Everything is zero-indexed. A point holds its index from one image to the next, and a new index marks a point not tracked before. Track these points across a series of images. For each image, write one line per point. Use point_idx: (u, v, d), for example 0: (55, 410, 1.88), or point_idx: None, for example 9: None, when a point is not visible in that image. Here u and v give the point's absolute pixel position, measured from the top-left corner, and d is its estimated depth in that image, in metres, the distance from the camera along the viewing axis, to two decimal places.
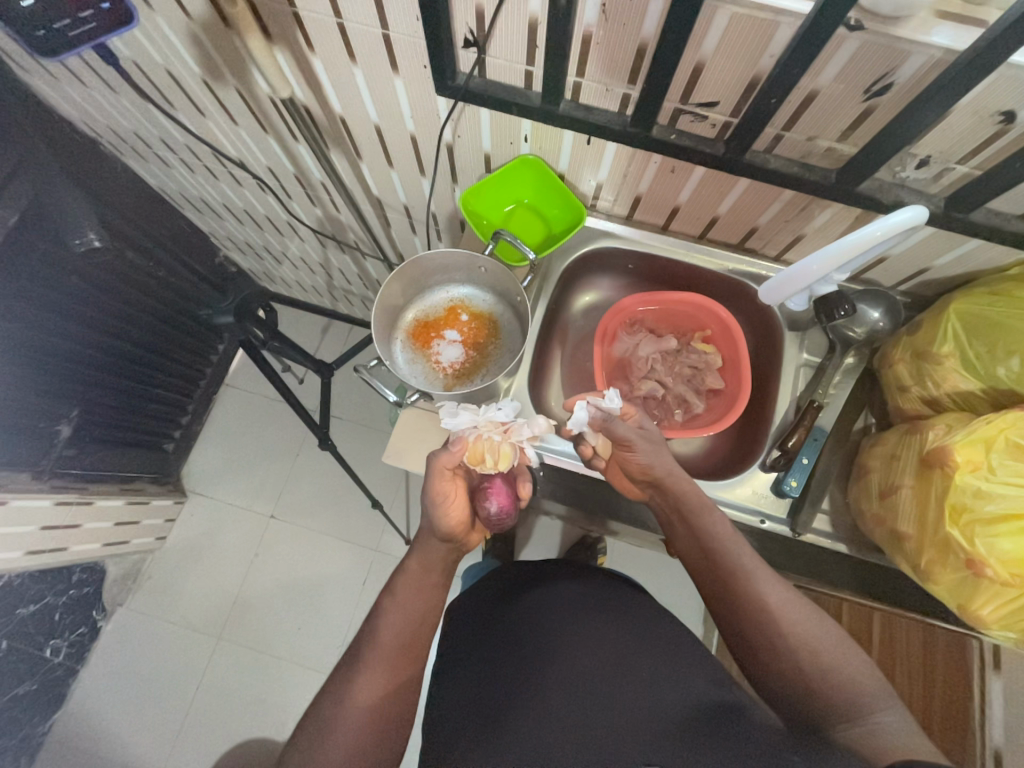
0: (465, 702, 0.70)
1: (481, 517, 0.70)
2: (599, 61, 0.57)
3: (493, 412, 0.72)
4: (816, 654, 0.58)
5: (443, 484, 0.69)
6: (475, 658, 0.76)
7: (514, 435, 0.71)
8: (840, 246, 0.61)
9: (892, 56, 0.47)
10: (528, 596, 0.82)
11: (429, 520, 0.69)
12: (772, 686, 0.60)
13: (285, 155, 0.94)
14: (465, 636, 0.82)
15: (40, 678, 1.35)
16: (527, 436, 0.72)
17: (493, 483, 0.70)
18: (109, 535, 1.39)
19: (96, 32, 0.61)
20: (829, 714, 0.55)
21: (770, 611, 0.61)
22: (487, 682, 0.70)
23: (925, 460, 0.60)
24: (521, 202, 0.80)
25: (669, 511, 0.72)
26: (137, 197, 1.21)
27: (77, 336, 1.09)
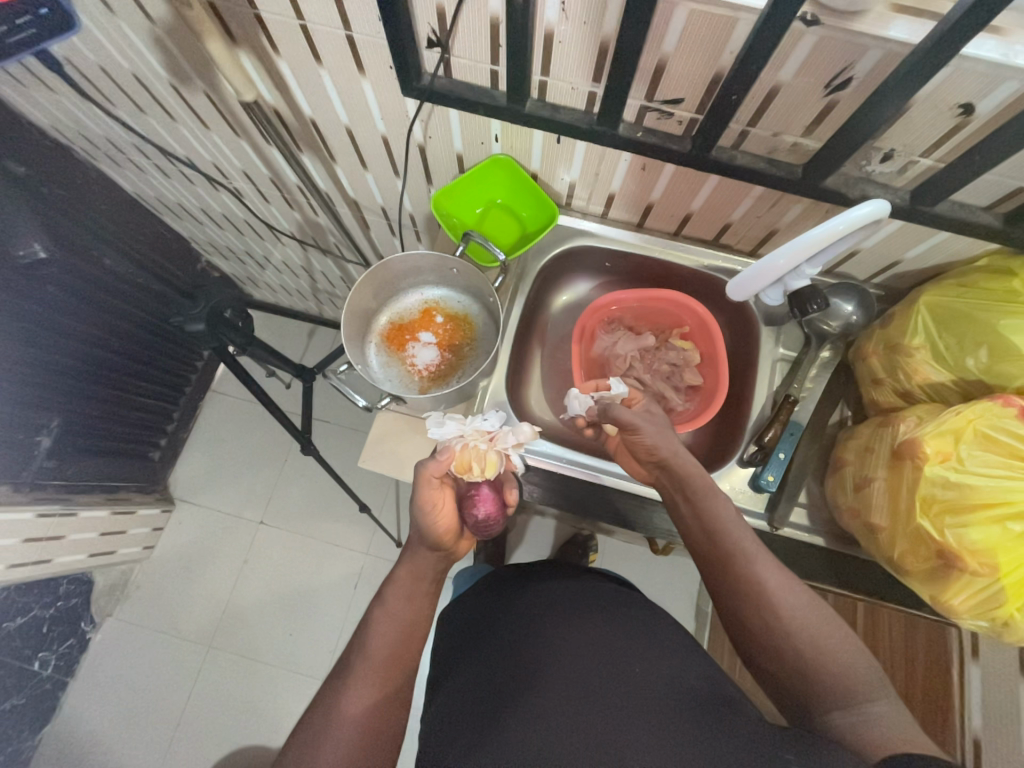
0: (461, 705, 0.69)
1: (469, 524, 0.70)
2: (562, 60, 0.56)
3: (478, 421, 0.72)
4: (814, 639, 0.56)
5: (433, 488, 0.69)
6: (473, 663, 0.75)
7: (500, 443, 0.70)
8: (808, 238, 0.60)
9: (850, 50, 0.47)
10: (526, 601, 0.82)
11: (417, 526, 0.67)
12: (765, 670, 0.59)
13: (258, 159, 0.93)
14: (464, 643, 0.81)
15: (28, 692, 1.34)
16: (512, 444, 0.71)
17: (480, 491, 0.70)
18: (94, 546, 1.37)
19: (34, 40, 0.52)
20: (824, 698, 0.54)
21: (767, 594, 0.59)
22: (483, 684, 0.70)
23: (897, 453, 0.60)
24: (494, 202, 0.80)
25: (671, 490, 0.68)
26: (113, 204, 1.19)
27: (53, 346, 1.08)
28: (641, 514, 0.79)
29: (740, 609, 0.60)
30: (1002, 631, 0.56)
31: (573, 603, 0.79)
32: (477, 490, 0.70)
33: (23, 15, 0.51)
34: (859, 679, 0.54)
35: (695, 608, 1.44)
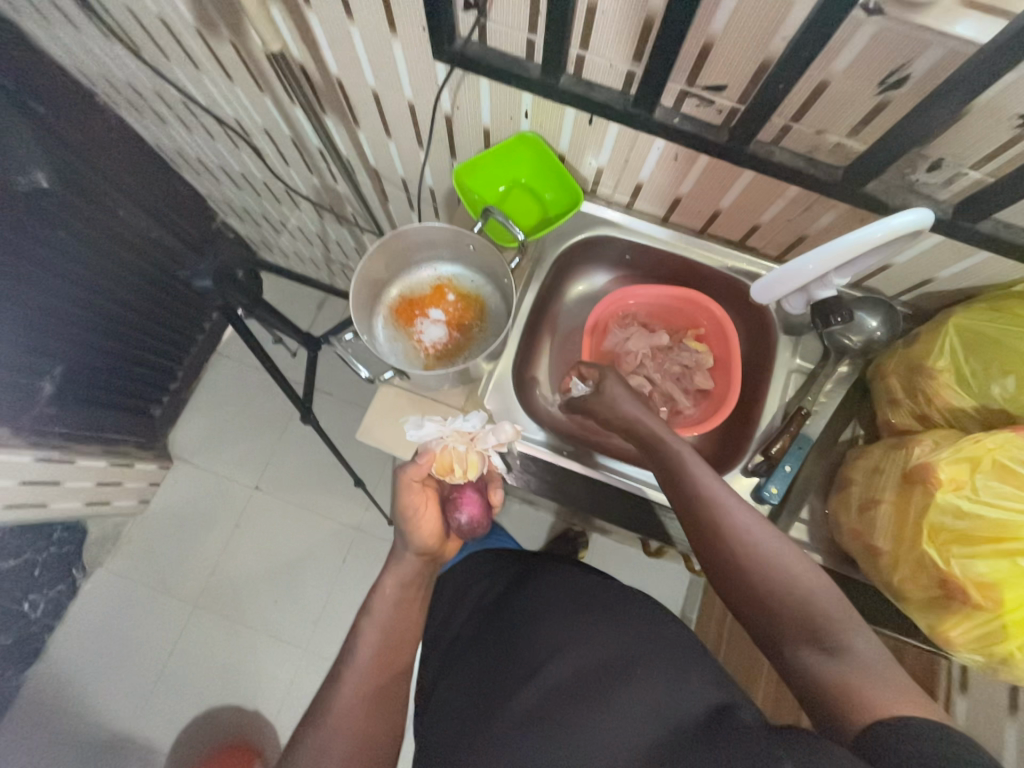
0: (462, 701, 0.70)
1: (453, 526, 0.73)
2: (602, 33, 0.54)
3: (459, 422, 0.75)
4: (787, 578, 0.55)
5: (413, 499, 0.71)
6: (472, 657, 0.75)
7: (481, 443, 0.74)
8: (842, 243, 0.58)
9: (910, 46, 0.44)
10: (522, 591, 0.81)
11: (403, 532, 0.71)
12: (743, 614, 0.58)
13: (281, 117, 0.90)
14: (464, 635, 0.82)
15: (15, 632, 1.36)
16: (493, 444, 0.74)
17: (462, 493, 0.74)
18: (90, 495, 1.38)
19: None
20: (798, 639, 0.53)
21: (736, 535, 0.58)
22: (482, 680, 0.71)
23: (909, 476, 0.58)
24: (518, 182, 0.77)
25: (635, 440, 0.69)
26: (132, 153, 1.17)
27: (60, 291, 1.07)
28: (637, 515, 0.78)
29: (712, 553, 0.59)
30: (999, 668, 0.54)
31: (572, 593, 0.77)
32: (459, 493, 0.73)
33: None
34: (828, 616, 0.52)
35: (681, 610, 1.44)
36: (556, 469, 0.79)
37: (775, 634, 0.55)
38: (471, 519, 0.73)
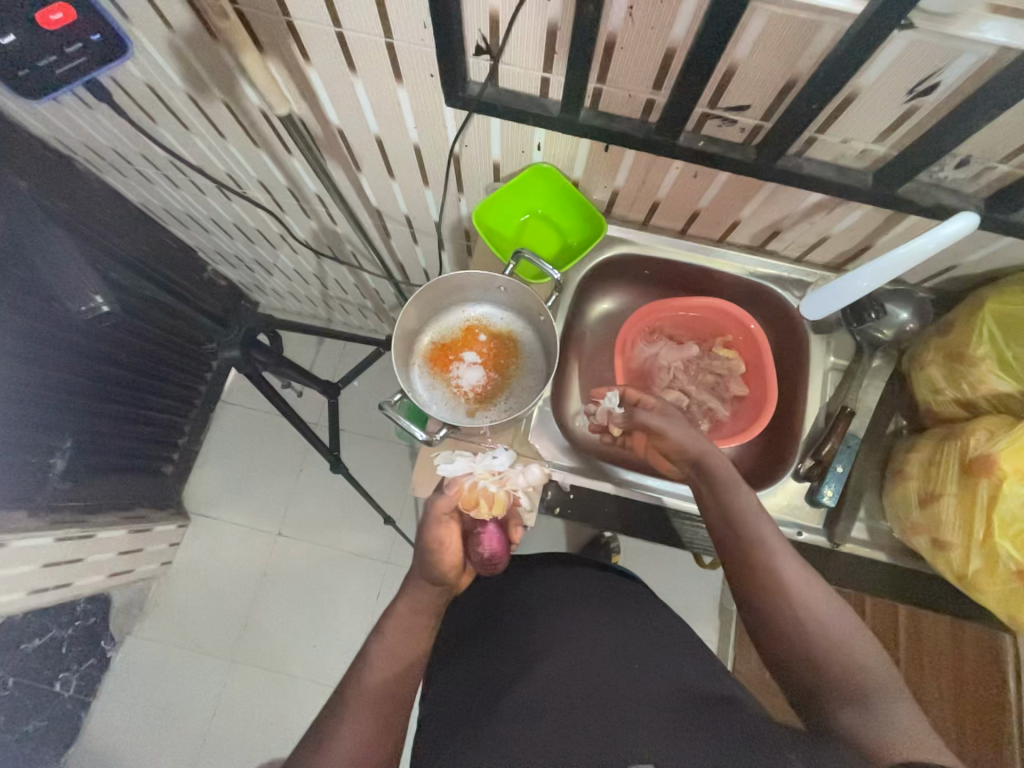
0: (454, 705, 0.66)
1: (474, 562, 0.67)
2: (622, 67, 0.53)
3: (489, 459, 0.72)
4: (832, 635, 0.54)
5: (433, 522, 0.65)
6: (466, 657, 0.72)
7: (510, 480, 0.70)
8: (890, 261, 0.61)
9: (942, 56, 0.44)
10: (521, 591, 0.78)
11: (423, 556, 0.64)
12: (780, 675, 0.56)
13: (277, 168, 0.88)
14: (457, 632, 0.78)
15: (49, 713, 1.32)
16: (520, 485, 0.71)
17: (484, 528, 0.66)
18: (113, 566, 1.34)
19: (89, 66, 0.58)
20: (835, 698, 0.52)
21: (784, 584, 0.57)
22: (477, 681, 0.67)
23: (970, 468, 0.59)
24: (535, 213, 0.77)
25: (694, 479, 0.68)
26: (119, 214, 1.14)
27: (59, 364, 1.03)
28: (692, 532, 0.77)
29: (754, 602, 0.59)
30: None
31: (574, 595, 0.76)
32: (480, 528, 0.66)
33: (77, 42, 0.56)
34: (874, 679, 0.52)
35: (720, 606, 1.43)
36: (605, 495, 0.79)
37: (811, 693, 0.53)
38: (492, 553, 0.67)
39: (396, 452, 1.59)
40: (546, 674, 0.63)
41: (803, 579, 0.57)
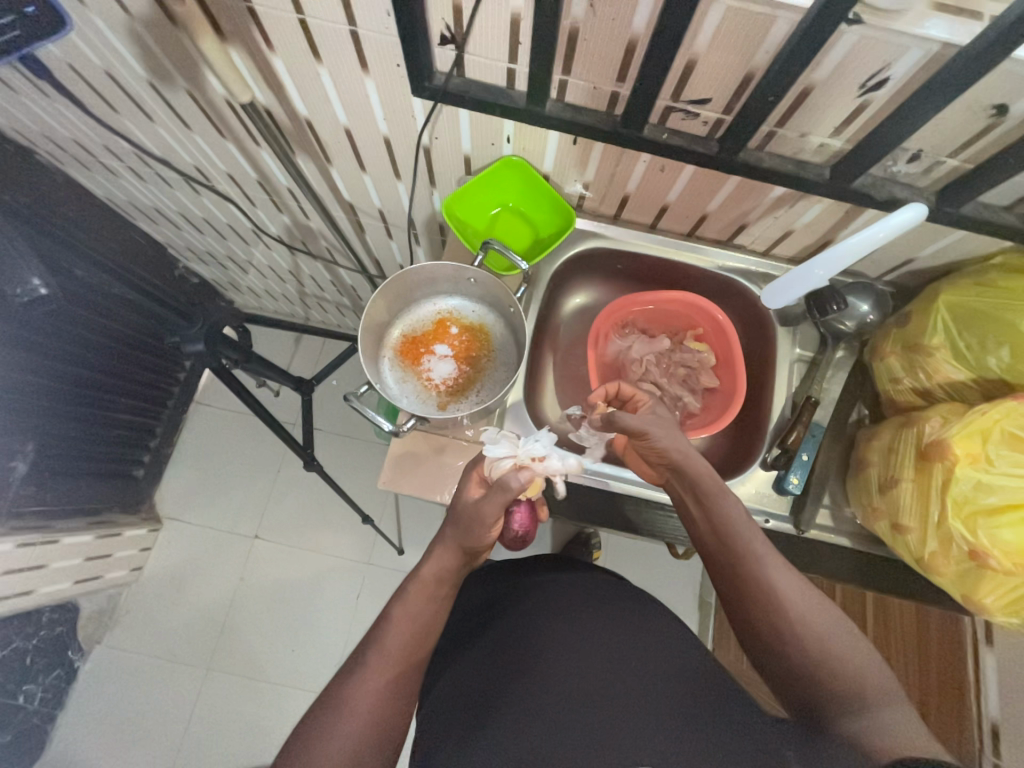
0: (452, 699, 0.64)
1: (503, 537, 0.69)
2: (585, 58, 0.54)
3: (532, 444, 0.67)
4: (826, 644, 0.55)
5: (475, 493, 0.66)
6: (467, 650, 0.70)
7: (550, 467, 0.64)
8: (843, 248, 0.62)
9: (889, 50, 0.46)
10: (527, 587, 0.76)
11: (460, 523, 0.63)
12: (780, 686, 0.57)
13: (246, 161, 0.87)
14: (458, 624, 0.76)
15: (13, 728, 1.27)
16: (558, 471, 0.66)
17: (517, 505, 0.68)
18: (80, 572, 1.29)
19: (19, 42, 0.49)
20: (833, 705, 0.53)
21: (779, 599, 0.58)
22: (477, 675, 0.65)
23: (925, 454, 0.61)
24: (506, 206, 0.77)
25: (683, 492, 0.69)
26: (83, 209, 1.10)
27: (18, 363, 0.99)
28: (663, 522, 0.78)
29: (750, 613, 0.60)
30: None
31: (580, 591, 0.74)
32: (515, 506, 0.67)
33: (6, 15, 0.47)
34: (870, 684, 0.53)
35: (699, 599, 1.45)
36: (578, 487, 0.79)
37: (811, 702, 0.54)
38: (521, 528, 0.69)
39: (376, 451, 1.57)
40: (553, 676, 0.61)
41: (793, 589, 0.59)
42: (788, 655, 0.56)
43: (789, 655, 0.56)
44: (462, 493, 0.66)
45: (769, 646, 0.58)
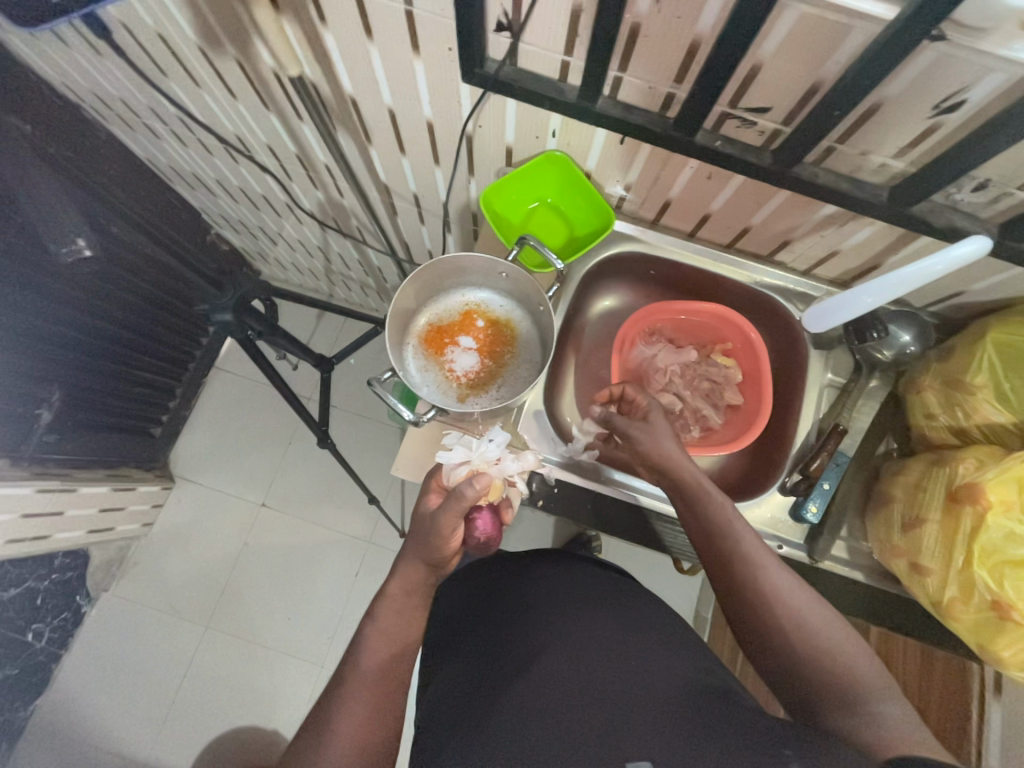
0: (444, 704, 0.66)
1: (467, 543, 0.67)
2: (643, 56, 0.52)
3: (484, 446, 0.67)
4: (818, 640, 0.55)
5: (433, 504, 0.64)
6: (459, 654, 0.72)
7: (506, 469, 0.65)
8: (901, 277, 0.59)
9: (971, 71, 0.43)
10: (515, 590, 0.78)
11: (420, 535, 0.63)
12: (774, 681, 0.57)
13: (287, 133, 0.87)
14: (452, 624, 0.79)
15: (21, 663, 1.32)
16: (516, 472, 0.66)
17: (478, 511, 0.65)
18: (93, 522, 1.33)
19: None
20: (828, 702, 0.52)
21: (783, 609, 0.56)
22: (467, 678, 0.67)
23: (954, 496, 0.58)
24: (545, 201, 0.76)
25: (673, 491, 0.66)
26: (123, 168, 1.11)
27: (50, 314, 1.01)
28: (671, 535, 0.78)
29: (742, 610, 0.59)
30: None
31: (567, 593, 0.76)
32: (476, 513, 0.64)
33: None
34: (862, 679, 0.52)
35: (695, 611, 1.44)
36: (589, 493, 0.78)
37: (806, 699, 0.54)
38: (485, 534, 0.65)
39: (387, 433, 1.58)
40: (543, 676, 0.61)
41: (788, 587, 0.57)
42: (780, 654, 0.56)
43: (782, 653, 0.55)
44: (421, 504, 0.64)
45: (762, 644, 0.57)
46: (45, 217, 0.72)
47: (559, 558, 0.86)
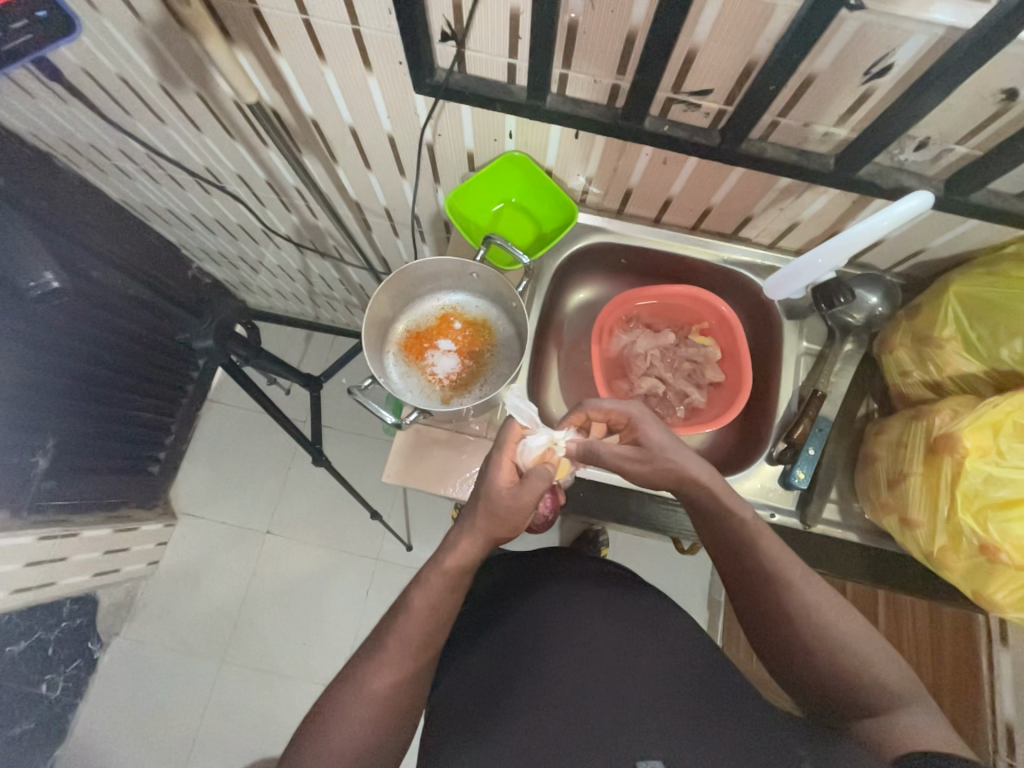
0: (453, 704, 0.64)
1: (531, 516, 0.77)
2: (585, 51, 0.54)
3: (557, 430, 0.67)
4: (826, 632, 0.56)
5: (506, 478, 0.61)
6: (468, 651, 0.69)
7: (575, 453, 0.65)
8: (848, 239, 0.62)
9: (893, 36, 0.45)
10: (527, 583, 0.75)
11: (495, 512, 0.59)
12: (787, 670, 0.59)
13: (254, 161, 0.88)
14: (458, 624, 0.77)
15: (37, 716, 1.30)
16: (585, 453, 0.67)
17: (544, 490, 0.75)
18: (98, 566, 1.32)
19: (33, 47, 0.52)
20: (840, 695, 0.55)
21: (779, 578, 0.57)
22: (478, 675, 0.65)
23: (934, 447, 0.60)
24: (509, 201, 0.77)
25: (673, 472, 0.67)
26: (98, 211, 1.12)
27: (37, 362, 1.02)
28: (666, 516, 0.78)
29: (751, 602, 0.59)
30: None
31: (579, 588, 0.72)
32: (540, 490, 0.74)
33: (21, 20, 0.51)
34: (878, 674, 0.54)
35: (708, 599, 1.44)
36: (583, 483, 0.79)
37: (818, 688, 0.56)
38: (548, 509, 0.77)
39: (384, 448, 1.58)
40: (553, 678, 0.61)
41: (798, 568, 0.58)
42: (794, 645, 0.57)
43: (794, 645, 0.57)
44: (495, 479, 0.61)
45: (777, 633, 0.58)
46: (17, 258, 0.72)
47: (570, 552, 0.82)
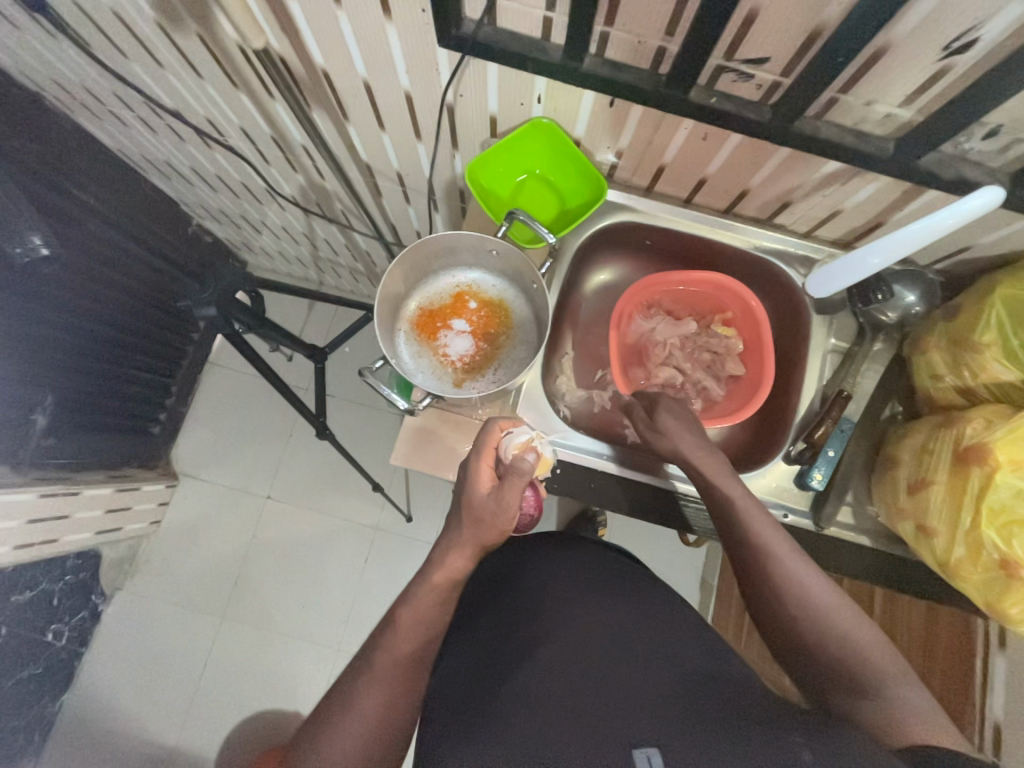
0: (446, 683, 0.63)
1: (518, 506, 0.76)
2: (631, 6, 0.48)
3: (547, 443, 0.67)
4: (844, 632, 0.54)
5: (487, 484, 0.61)
6: (465, 629, 0.70)
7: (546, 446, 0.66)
8: (906, 235, 0.58)
9: (984, 6, 0.40)
10: (530, 571, 0.75)
11: (478, 519, 0.61)
12: (786, 662, 0.57)
13: (259, 114, 0.82)
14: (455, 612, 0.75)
15: (44, 661, 1.33)
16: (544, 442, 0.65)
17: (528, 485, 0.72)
18: (100, 523, 1.33)
19: None
20: (833, 678, 0.53)
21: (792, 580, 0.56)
22: (473, 661, 0.64)
23: (963, 457, 0.57)
24: (533, 172, 0.73)
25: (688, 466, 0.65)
26: (93, 160, 1.06)
27: (34, 317, 0.98)
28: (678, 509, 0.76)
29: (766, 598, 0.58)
30: None
31: (580, 584, 0.72)
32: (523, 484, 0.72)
33: None
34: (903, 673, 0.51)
35: (701, 582, 1.45)
36: (593, 472, 0.77)
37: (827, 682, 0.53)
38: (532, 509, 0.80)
39: (385, 419, 1.57)
40: (554, 661, 0.59)
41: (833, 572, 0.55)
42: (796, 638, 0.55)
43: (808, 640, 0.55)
44: (475, 478, 0.61)
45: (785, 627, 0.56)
46: None
47: (571, 546, 0.81)
